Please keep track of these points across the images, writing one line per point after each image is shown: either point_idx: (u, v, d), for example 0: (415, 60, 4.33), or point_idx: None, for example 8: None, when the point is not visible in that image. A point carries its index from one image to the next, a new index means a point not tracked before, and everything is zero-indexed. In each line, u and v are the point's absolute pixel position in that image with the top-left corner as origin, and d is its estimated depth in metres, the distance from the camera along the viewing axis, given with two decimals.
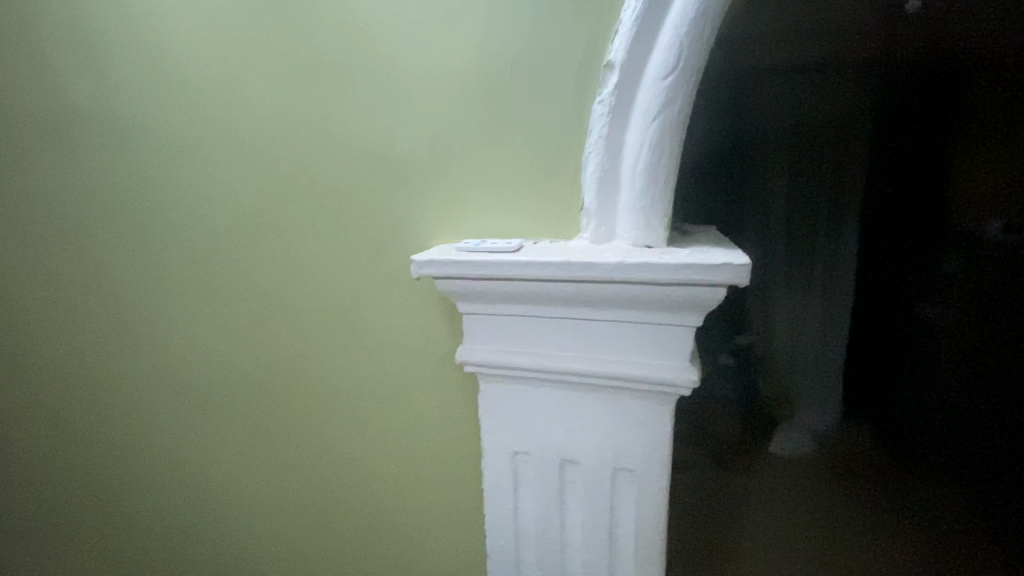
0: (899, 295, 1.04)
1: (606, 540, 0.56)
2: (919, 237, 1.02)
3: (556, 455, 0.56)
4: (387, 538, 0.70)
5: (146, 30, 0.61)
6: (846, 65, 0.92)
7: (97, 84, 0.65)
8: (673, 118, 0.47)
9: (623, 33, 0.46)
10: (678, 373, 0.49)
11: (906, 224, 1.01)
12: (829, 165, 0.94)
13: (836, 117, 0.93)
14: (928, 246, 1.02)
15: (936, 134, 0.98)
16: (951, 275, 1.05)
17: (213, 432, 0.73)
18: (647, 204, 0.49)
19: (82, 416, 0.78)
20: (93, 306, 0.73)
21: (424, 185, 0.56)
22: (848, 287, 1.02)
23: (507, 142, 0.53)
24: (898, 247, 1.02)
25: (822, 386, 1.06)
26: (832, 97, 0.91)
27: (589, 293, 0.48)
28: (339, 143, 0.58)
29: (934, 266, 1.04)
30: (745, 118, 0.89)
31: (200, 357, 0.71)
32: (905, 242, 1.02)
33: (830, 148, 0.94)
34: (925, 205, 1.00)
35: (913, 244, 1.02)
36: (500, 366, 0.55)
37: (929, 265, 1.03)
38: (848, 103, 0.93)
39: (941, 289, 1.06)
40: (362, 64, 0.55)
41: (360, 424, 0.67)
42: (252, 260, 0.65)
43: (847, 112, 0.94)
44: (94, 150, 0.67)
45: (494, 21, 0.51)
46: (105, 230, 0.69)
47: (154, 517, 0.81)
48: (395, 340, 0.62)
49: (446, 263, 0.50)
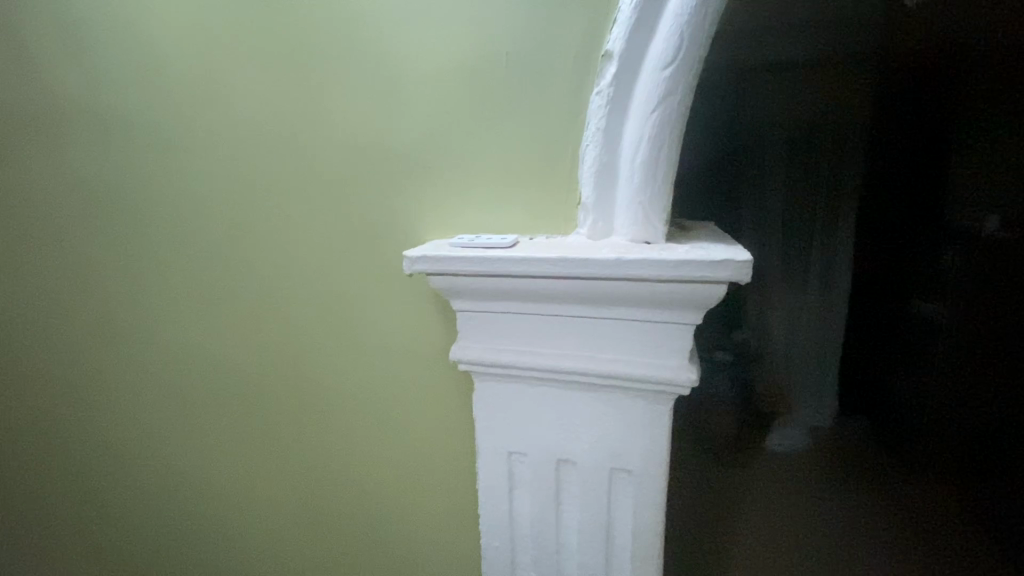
0: (881, 301, 1.04)
1: (603, 541, 0.55)
2: (867, 247, 1.01)
3: (552, 456, 0.55)
4: (382, 540, 0.69)
5: (138, 19, 0.59)
6: (849, 62, 0.91)
7: (76, 74, 0.63)
8: (673, 110, 0.45)
9: (621, 23, 0.45)
10: (677, 372, 0.48)
11: (861, 231, 1.00)
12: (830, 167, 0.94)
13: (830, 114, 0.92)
14: (864, 253, 1.02)
15: (881, 126, 0.94)
16: (898, 283, 1.03)
17: (208, 433, 0.72)
18: (646, 198, 0.48)
19: (76, 417, 0.77)
20: (73, 302, 0.71)
21: (419, 179, 0.55)
22: (841, 290, 1.02)
23: (501, 135, 0.52)
24: (864, 260, 1.02)
25: (818, 384, 1.07)
26: (832, 95, 0.92)
27: (586, 290, 0.47)
28: (333, 137, 0.56)
29: (896, 273, 1.03)
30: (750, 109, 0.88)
31: (194, 358, 0.69)
32: (862, 255, 1.02)
33: (827, 141, 0.93)
34: (867, 212, 0.99)
35: (865, 260, 1.02)
36: (495, 364, 0.54)
37: (869, 271, 1.02)
38: (847, 105, 0.93)
39: (899, 294, 1.04)
40: (358, 55, 0.53)
41: (351, 423, 0.65)
42: (244, 258, 0.63)
43: (838, 106, 0.93)
44: (71, 143, 0.65)
45: (494, 9, 0.49)
46: (85, 224, 0.68)
47: (139, 518, 0.79)
48: (386, 337, 0.61)
49: (439, 259, 0.48)
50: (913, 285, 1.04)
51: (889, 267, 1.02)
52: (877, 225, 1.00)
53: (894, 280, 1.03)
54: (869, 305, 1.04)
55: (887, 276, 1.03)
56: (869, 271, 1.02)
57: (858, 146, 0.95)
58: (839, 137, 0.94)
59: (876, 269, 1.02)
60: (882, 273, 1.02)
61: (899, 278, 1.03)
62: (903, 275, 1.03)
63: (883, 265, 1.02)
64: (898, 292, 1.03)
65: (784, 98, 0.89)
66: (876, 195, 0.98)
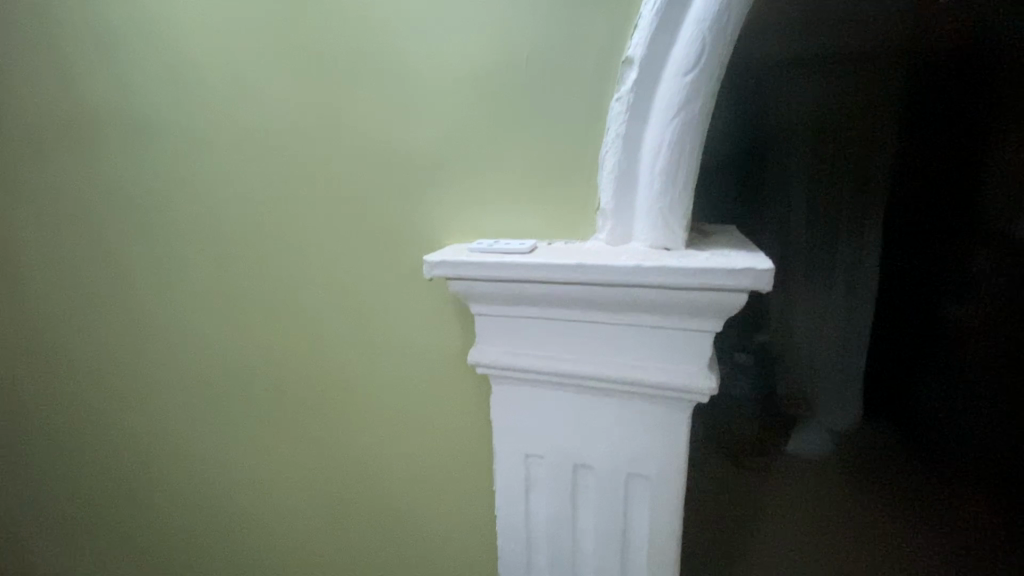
0: (910, 314, 0.91)
1: (619, 544, 0.55)
2: (894, 260, 0.88)
3: (569, 460, 0.55)
4: (399, 539, 0.70)
5: (162, 30, 0.61)
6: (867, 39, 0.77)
7: (102, 80, 0.65)
8: (694, 115, 0.45)
9: (641, 29, 0.44)
10: (695, 379, 0.48)
11: (890, 237, 0.87)
12: (856, 167, 0.82)
13: (849, 103, 0.80)
14: (890, 268, 0.88)
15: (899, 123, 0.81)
16: (929, 292, 0.89)
17: (226, 429, 0.73)
18: (666, 204, 0.47)
19: (99, 411, 0.79)
20: (93, 294, 0.74)
21: (437, 184, 0.55)
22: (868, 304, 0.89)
23: (520, 136, 0.52)
24: (890, 275, 0.89)
25: (838, 382, 0.96)
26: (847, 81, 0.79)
27: (604, 295, 0.47)
28: (352, 142, 0.57)
29: (925, 280, 0.88)
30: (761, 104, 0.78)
31: (213, 357, 0.70)
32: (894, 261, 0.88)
33: (852, 137, 0.81)
34: (898, 209, 0.85)
35: (889, 276, 0.89)
36: (514, 369, 0.54)
37: (891, 286, 0.89)
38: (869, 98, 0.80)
39: (925, 301, 0.89)
40: (376, 61, 0.54)
41: (368, 422, 0.66)
42: (263, 261, 0.64)
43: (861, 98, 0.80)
44: (93, 140, 0.68)
45: (512, 18, 0.49)
46: (109, 225, 0.70)
47: (153, 508, 0.82)
48: (405, 338, 0.61)
49: (458, 264, 0.49)
50: (944, 292, 0.88)
51: (915, 281, 0.89)
52: (908, 234, 0.87)
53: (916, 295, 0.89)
54: (892, 313, 0.92)
55: (911, 288, 0.89)
56: (892, 284, 0.89)
57: (885, 142, 0.82)
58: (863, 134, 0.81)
59: (902, 283, 0.89)
60: (900, 285, 0.89)
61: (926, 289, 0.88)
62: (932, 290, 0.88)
63: (902, 282, 0.89)
64: (922, 302, 0.90)
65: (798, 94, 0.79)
66: (906, 197, 0.85)
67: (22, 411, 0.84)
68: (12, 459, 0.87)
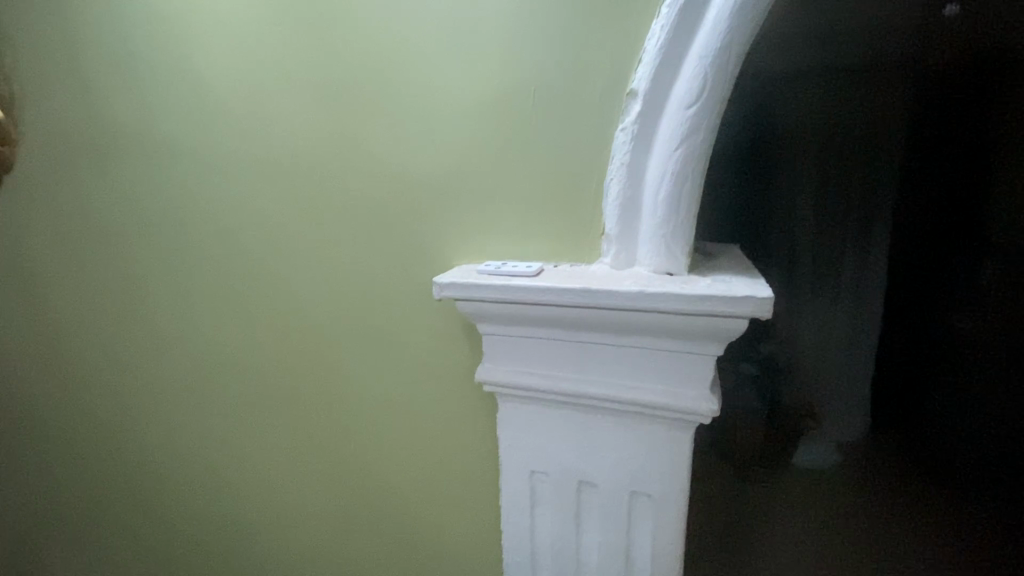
0: (913, 326, 0.85)
1: (622, 561, 0.56)
2: (898, 269, 0.82)
3: (574, 477, 0.56)
4: (406, 549, 0.71)
5: (180, 53, 0.63)
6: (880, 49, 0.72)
7: (123, 98, 0.67)
8: (696, 146, 0.46)
9: (645, 64, 0.46)
10: (697, 403, 0.49)
11: (894, 245, 0.81)
12: (865, 174, 0.76)
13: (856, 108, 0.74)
14: (896, 276, 0.83)
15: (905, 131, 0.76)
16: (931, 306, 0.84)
17: (237, 436, 0.75)
18: (670, 230, 0.49)
19: (114, 417, 0.81)
20: (107, 303, 0.76)
21: (446, 207, 0.57)
22: (875, 320, 0.83)
23: (527, 161, 0.53)
24: (896, 284, 0.83)
25: (846, 396, 0.88)
26: (856, 86, 0.74)
27: (609, 320, 0.49)
28: (363, 164, 0.59)
29: (929, 294, 0.84)
30: (775, 112, 0.73)
31: (225, 368, 0.72)
32: (897, 270, 0.82)
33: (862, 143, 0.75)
34: (903, 216, 0.80)
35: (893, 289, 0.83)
36: (520, 388, 0.55)
37: (896, 299, 0.83)
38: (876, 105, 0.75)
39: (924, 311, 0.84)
40: (387, 86, 0.55)
41: (377, 435, 0.68)
42: (276, 277, 0.66)
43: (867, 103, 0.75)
44: (109, 153, 0.70)
45: (521, 49, 0.51)
46: (127, 237, 0.72)
47: (161, 511, 0.84)
48: (413, 353, 0.63)
49: (467, 286, 0.51)
50: (944, 304, 0.84)
51: (918, 295, 0.83)
52: (911, 241, 0.82)
53: (921, 308, 0.84)
54: (896, 325, 0.85)
55: (915, 302, 0.84)
56: (896, 299, 0.83)
57: (892, 149, 0.76)
58: (870, 141, 0.75)
59: (908, 296, 0.83)
60: (903, 301, 0.84)
61: (931, 303, 0.84)
62: (935, 304, 0.84)
63: (909, 294, 0.83)
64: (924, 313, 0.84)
65: (811, 101, 0.73)
66: (911, 203, 0.80)
67: (37, 414, 0.86)
68: (29, 461, 0.89)
